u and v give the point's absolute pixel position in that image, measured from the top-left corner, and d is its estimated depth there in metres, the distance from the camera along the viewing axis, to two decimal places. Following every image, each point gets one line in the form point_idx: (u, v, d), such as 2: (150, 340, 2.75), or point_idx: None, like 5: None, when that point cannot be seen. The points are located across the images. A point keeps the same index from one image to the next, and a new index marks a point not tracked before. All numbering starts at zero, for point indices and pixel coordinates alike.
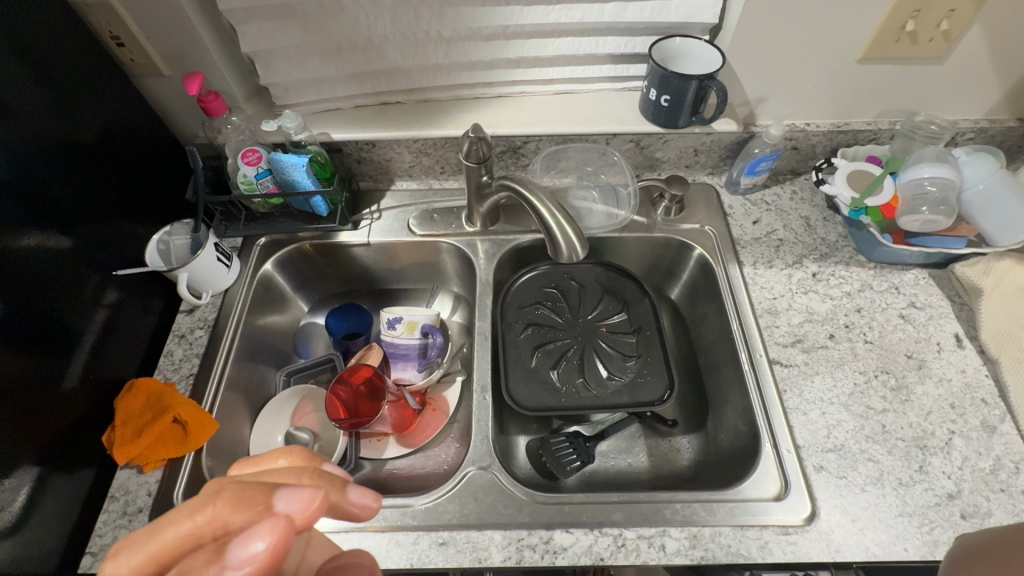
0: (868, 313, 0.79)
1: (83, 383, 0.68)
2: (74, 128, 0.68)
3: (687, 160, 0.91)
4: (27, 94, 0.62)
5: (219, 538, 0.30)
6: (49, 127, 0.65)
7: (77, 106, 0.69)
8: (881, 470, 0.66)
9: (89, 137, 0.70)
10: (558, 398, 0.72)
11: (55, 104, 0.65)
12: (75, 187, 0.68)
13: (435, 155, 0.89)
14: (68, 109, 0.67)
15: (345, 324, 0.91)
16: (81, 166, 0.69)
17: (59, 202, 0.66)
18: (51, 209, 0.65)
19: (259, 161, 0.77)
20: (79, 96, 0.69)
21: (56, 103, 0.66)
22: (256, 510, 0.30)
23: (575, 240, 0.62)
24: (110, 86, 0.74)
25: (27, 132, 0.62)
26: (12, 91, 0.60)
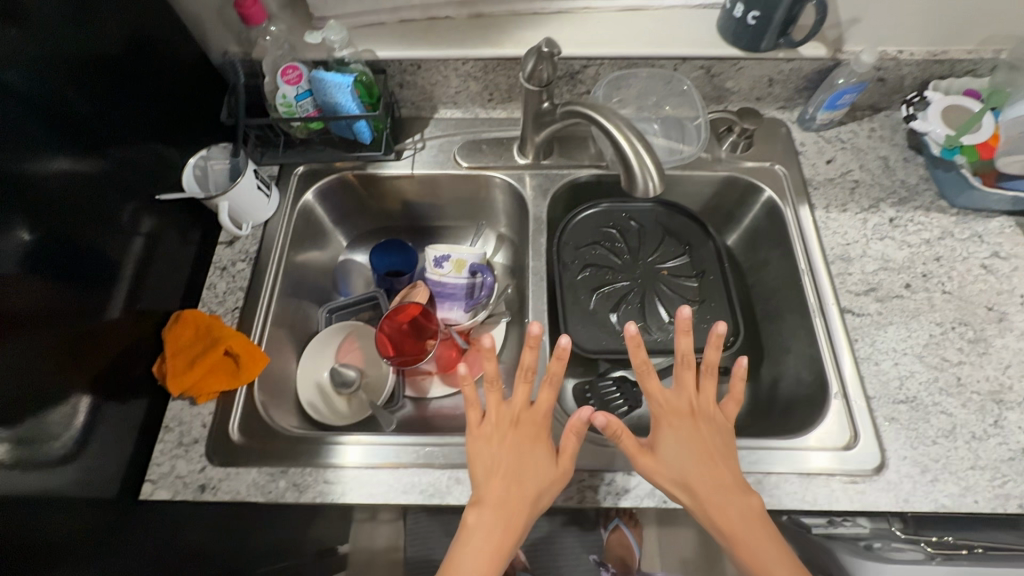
0: (948, 262, 0.74)
1: (127, 313, 0.66)
2: (97, 36, 0.62)
3: (759, 92, 0.83)
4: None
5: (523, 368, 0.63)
6: (69, 33, 0.58)
7: (99, 10, 0.62)
8: (955, 423, 0.64)
9: (111, 47, 0.64)
10: (619, 342, 0.69)
11: (75, 5, 0.59)
12: (100, 103, 0.62)
13: (485, 80, 0.82)
14: (90, 12, 0.61)
15: (388, 261, 0.87)
16: (105, 80, 0.63)
17: (85, 120, 0.60)
18: (78, 127, 0.59)
19: (300, 80, 0.71)
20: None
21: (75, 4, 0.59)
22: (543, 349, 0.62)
23: (651, 169, 0.57)
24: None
25: (45, 38, 0.56)
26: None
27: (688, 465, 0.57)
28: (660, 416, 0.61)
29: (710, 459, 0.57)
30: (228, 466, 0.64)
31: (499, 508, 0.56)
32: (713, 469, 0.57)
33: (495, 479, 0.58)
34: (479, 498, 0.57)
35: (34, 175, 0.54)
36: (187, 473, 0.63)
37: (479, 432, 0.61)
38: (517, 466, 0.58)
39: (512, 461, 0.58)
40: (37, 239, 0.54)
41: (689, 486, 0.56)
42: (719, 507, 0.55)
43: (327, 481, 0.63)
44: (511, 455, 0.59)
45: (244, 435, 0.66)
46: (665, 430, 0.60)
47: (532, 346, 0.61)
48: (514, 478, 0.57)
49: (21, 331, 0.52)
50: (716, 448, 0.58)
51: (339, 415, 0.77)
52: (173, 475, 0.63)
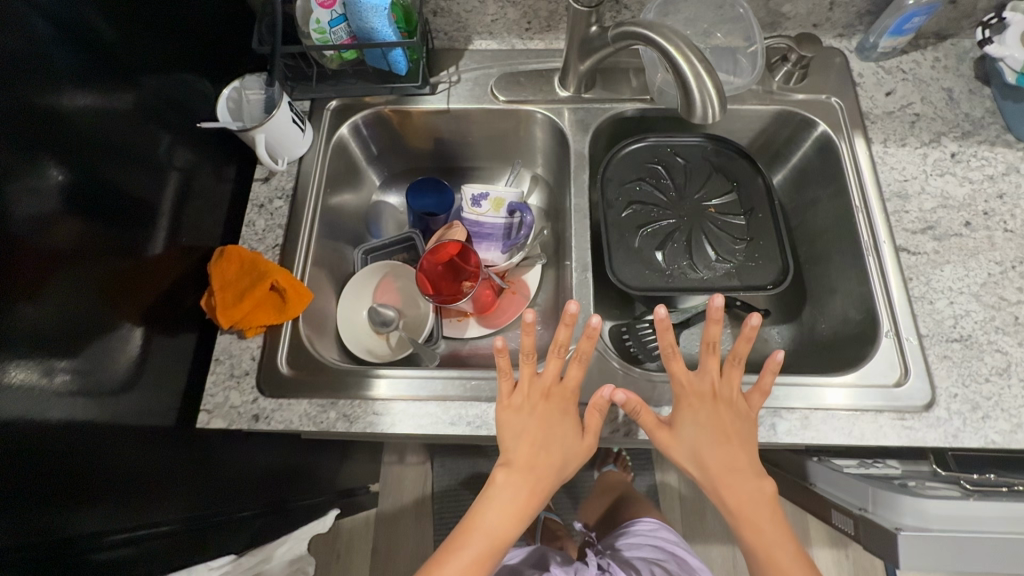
0: (1012, 200, 0.70)
1: (170, 248, 0.66)
2: None
3: (816, 17, 0.78)
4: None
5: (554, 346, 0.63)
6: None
7: None
8: (1010, 362, 0.62)
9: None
10: (665, 280, 0.68)
11: None
12: (126, 30, 0.59)
13: (524, 6, 0.77)
14: None
15: (423, 203, 0.85)
16: (130, 4, 0.60)
17: (111, 49, 0.58)
18: (104, 57, 0.57)
19: (334, 4, 0.68)
20: None
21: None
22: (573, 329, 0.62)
23: (711, 91, 0.54)
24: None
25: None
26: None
27: (705, 447, 0.57)
28: (684, 395, 0.61)
29: (727, 441, 0.58)
30: (279, 397, 0.65)
31: (524, 473, 0.57)
32: (729, 452, 0.57)
33: (524, 446, 0.59)
34: (507, 460, 0.58)
35: (65, 109, 0.52)
36: (240, 404, 0.65)
37: (508, 403, 0.61)
38: (545, 436, 0.59)
39: (541, 433, 0.59)
40: (70, 180, 0.52)
41: (702, 464, 0.57)
42: (732, 489, 0.56)
43: (376, 413, 0.64)
44: (540, 427, 0.59)
45: (293, 369, 0.67)
46: (686, 408, 0.60)
47: (568, 323, 0.61)
48: (543, 447, 0.59)
49: (67, 269, 0.51)
50: (735, 431, 0.58)
51: (378, 352, 0.78)
52: (226, 405, 0.65)
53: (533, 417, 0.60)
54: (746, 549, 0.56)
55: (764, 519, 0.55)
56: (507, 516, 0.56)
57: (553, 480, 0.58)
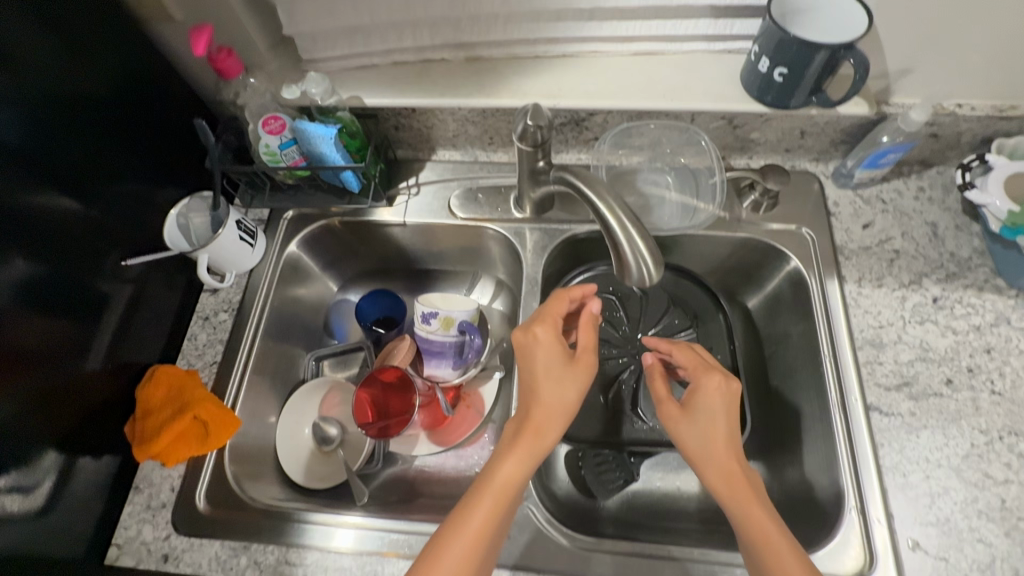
0: (1000, 355, 0.64)
1: (105, 367, 0.64)
2: (78, 77, 0.59)
3: (789, 144, 0.74)
4: (16, 31, 0.52)
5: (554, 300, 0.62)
6: (49, 75, 0.56)
7: (85, 54, 0.59)
8: (993, 555, 0.55)
9: (97, 90, 0.61)
10: (609, 427, 0.70)
11: (55, 48, 0.56)
12: (83, 146, 0.60)
13: (483, 125, 0.75)
14: (71, 56, 0.58)
15: (377, 308, 0.83)
16: (88, 122, 0.60)
17: (63, 164, 0.58)
18: (53, 174, 0.57)
19: (283, 130, 0.66)
20: (86, 41, 0.59)
21: (62, 48, 0.57)
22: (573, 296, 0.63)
23: (646, 256, 0.52)
24: (133, 30, 0.64)
25: (25, 82, 0.54)
26: (8, 34, 0.52)
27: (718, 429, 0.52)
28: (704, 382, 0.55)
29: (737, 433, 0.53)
30: (192, 536, 0.62)
31: (529, 431, 0.52)
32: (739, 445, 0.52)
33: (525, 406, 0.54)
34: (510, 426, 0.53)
35: (11, 226, 0.53)
36: (151, 540, 0.62)
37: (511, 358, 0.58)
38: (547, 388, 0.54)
39: (550, 390, 0.53)
40: (13, 289, 0.54)
41: (708, 451, 0.51)
42: (737, 480, 0.50)
43: (289, 563, 0.60)
44: (547, 378, 0.54)
45: (210, 504, 0.64)
46: (705, 388, 0.55)
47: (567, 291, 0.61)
48: (549, 402, 0.53)
49: None
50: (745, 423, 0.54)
51: (319, 476, 0.73)
52: (138, 541, 0.63)
53: (545, 376, 0.54)
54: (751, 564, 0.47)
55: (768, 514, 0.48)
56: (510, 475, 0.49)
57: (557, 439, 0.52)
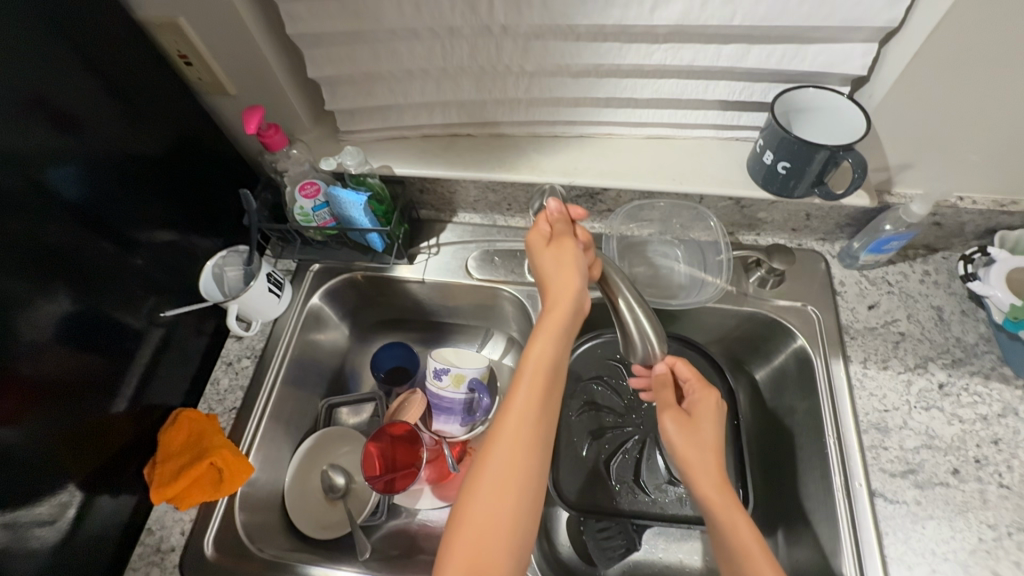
0: (1008, 447, 0.64)
1: (131, 409, 0.68)
2: (141, 143, 0.65)
3: (794, 224, 0.77)
4: (89, 103, 0.58)
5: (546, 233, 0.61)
6: (113, 139, 0.62)
7: (149, 122, 0.66)
8: None
9: (155, 154, 0.67)
10: (611, 498, 0.68)
11: (124, 118, 0.63)
12: (132, 200, 0.65)
13: (503, 193, 0.79)
14: (137, 125, 0.64)
15: (393, 359, 0.86)
16: (143, 180, 0.66)
17: (117, 217, 0.64)
18: (108, 226, 0.63)
19: (317, 194, 0.72)
20: (151, 112, 0.66)
21: (129, 117, 0.63)
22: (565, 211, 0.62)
23: (651, 335, 0.56)
24: (185, 98, 0.71)
25: (95, 148, 0.60)
26: (86, 107, 0.58)
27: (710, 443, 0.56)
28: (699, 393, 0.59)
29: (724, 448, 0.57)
30: None
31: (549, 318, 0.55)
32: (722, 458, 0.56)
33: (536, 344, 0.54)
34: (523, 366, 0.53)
35: (63, 274, 0.58)
36: None
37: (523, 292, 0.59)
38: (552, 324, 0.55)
39: (556, 278, 0.56)
40: (56, 335, 0.58)
41: (700, 455, 0.55)
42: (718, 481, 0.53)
43: None
44: (553, 271, 0.57)
45: (218, 551, 0.66)
46: (704, 402, 0.59)
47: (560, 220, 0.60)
48: (557, 288, 0.56)
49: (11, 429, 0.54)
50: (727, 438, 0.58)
51: (324, 526, 0.74)
52: None
53: (550, 271, 0.57)
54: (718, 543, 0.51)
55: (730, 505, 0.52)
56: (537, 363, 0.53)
57: (576, 301, 0.55)
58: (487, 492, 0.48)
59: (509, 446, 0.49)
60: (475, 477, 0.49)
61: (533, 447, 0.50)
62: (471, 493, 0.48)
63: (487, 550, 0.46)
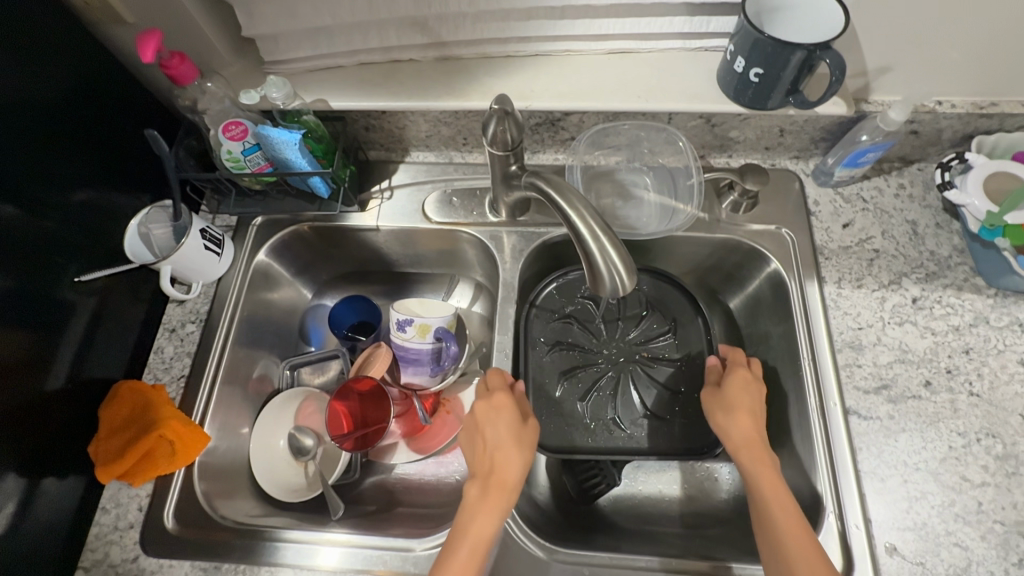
0: (979, 356, 0.63)
1: (66, 386, 0.62)
2: (39, 89, 0.56)
3: (768, 142, 0.72)
4: None
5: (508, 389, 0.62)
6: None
7: (45, 65, 0.56)
8: (970, 559, 0.54)
9: (56, 100, 0.58)
10: (587, 437, 0.66)
11: (13, 59, 0.53)
12: (30, 153, 0.56)
13: (456, 126, 0.72)
14: (30, 67, 0.55)
15: (354, 313, 0.82)
16: (46, 131, 0.57)
17: (19, 175, 0.55)
18: (7, 186, 0.54)
19: (245, 136, 0.64)
20: (47, 52, 0.56)
21: (19, 59, 0.54)
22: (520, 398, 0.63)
23: (617, 261, 0.49)
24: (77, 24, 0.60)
25: None
26: None
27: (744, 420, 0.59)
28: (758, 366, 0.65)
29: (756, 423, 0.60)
30: (162, 558, 0.60)
31: (489, 495, 0.55)
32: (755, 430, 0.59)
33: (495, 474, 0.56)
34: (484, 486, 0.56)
35: None
36: (120, 562, 0.61)
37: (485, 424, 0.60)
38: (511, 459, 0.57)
39: (508, 450, 0.58)
40: None
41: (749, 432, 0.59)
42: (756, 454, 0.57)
43: None
44: (506, 443, 0.58)
45: (180, 523, 0.62)
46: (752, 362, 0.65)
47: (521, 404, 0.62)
48: (511, 454, 0.57)
49: None
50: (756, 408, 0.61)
51: (294, 488, 0.71)
52: (106, 564, 0.61)
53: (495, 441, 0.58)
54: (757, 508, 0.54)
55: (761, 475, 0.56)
56: (479, 529, 0.53)
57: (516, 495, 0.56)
58: None
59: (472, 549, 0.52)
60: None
61: None
62: None
63: None
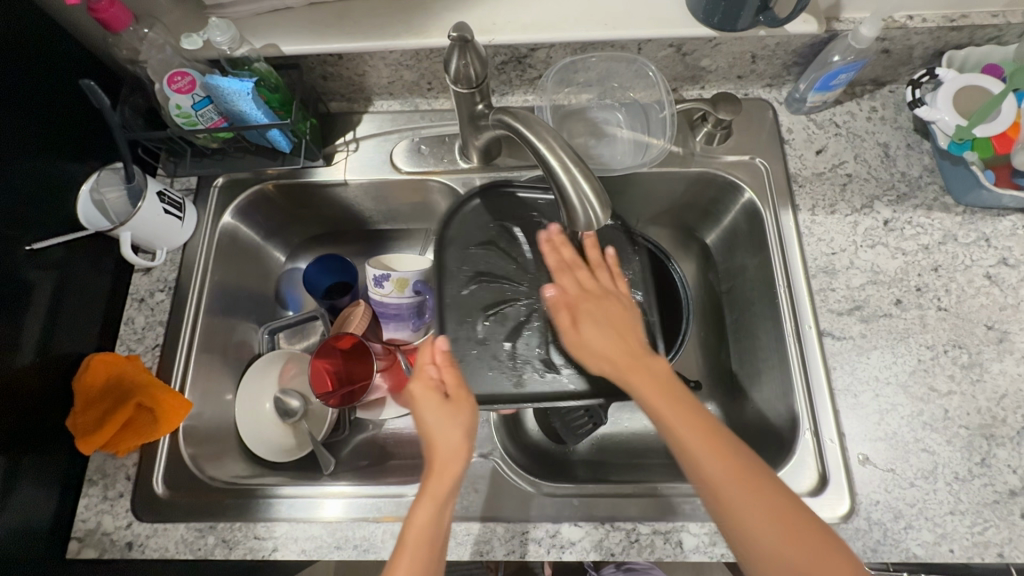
0: (947, 273, 0.65)
1: (35, 360, 0.60)
2: None
3: (740, 70, 0.71)
4: None
5: (433, 361, 0.59)
6: None
7: None
8: (936, 462, 0.57)
9: None
10: (514, 381, 0.63)
11: None
12: None
13: (419, 68, 0.69)
14: None
15: (329, 276, 0.80)
16: None
17: None
18: None
19: (193, 88, 0.60)
20: None
21: None
22: (440, 364, 0.60)
23: (593, 199, 0.48)
24: None
25: None
26: None
27: (602, 340, 0.58)
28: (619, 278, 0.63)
29: (625, 338, 0.58)
30: (155, 522, 0.60)
31: (426, 482, 0.53)
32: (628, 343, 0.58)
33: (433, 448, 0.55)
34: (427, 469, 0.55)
35: None
36: (113, 530, 0.60)
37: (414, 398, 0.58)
38: (441, 431, 0.55)
39: (438, 428, 0.55)
40: None
41: (609, 339, 0.58)
42: (649, 383, 0.54)
43: (258, 537, 0.59)
44: (433, 421, 0.56)
45: (171, 488, 0.62)
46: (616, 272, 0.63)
47: (445, 364, 0.59)
48: (442, 435, 0.55)
49: None
50: (631, 329, 0.59)
51: (284, 450, 0.71)
52: (99, 533, 0.60)
53: (437, 431, 0.55)
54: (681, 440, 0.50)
55: (682, 413, 0.51)
56: (417, 518, 0.51)
57: (458, 476, 0.54)
58: None
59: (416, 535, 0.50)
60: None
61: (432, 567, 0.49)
62: None
63: None
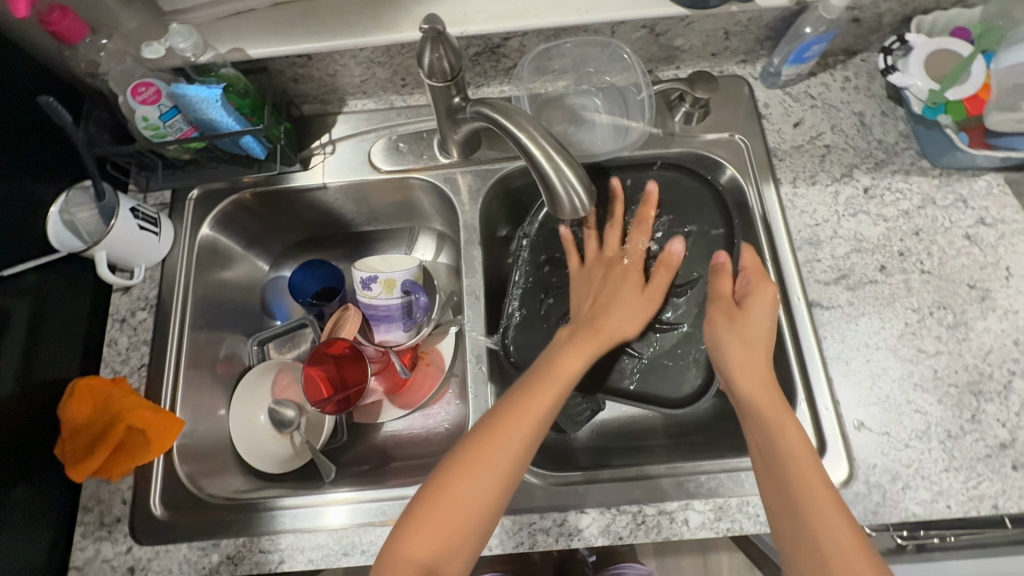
0: (928, 236, 0.66)
1: (16, 389, 0.58)
2: None
3: (714, 47, 0.71)
4: None
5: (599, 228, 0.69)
6: None
7: None
8: (929, 422, 0.58)
9: None
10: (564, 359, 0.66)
11: None
12: None
13: (391, 65, 0.68)
14: None
15: (314, 280, 0.79)
16: None
17: None
18: None
19: (158, 98, 0.58)
20: None
21: None
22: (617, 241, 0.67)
23: (578, 185, 0.49)
24: None
25: None
26: None
27: (738, 351, 0.57)
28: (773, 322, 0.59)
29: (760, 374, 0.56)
30: (156, 544, 0.59)
31: (581, 336, 0.61)
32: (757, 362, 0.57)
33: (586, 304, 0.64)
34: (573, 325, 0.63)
35: None
36: (112, 557, 0.59)
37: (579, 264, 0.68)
38: (601, 296, 0.64)
39: (601, 288, 0.65)
40: None
41: (746, 352, 0.57)
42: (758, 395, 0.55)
43: (263, 551, 0.58)
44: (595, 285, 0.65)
45: (169, 509, 0.61)
46: (761, 295, 0.59)
47: (643, 223, 0.67)
48: (603, 291, 0.65)
49: None
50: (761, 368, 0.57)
51: (282, 460, 0.70)
52: (98, 561, 0.59)
53: (604, 286, 0.65)
54: (765, 449, 0.52)
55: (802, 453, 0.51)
56: (567, 365, 0.58)
57: (613, 336, 0.62)
58: (504, 435, 0.53)
59: (539, 384, 0.57)
60: (459, 476, 0.51)
61: (537, 429, 0.54)
62: (498, 424, 0.54)
63: (471, 478, 0.51)
